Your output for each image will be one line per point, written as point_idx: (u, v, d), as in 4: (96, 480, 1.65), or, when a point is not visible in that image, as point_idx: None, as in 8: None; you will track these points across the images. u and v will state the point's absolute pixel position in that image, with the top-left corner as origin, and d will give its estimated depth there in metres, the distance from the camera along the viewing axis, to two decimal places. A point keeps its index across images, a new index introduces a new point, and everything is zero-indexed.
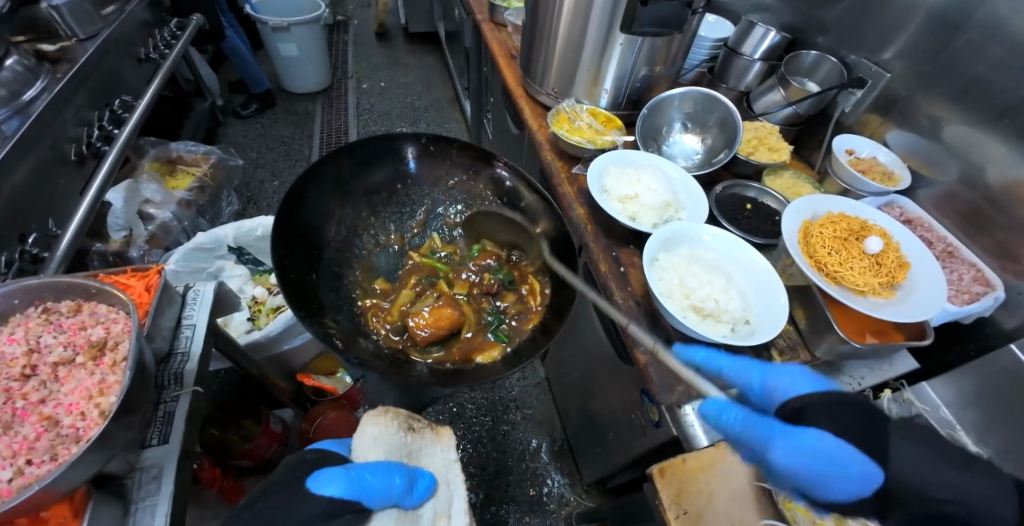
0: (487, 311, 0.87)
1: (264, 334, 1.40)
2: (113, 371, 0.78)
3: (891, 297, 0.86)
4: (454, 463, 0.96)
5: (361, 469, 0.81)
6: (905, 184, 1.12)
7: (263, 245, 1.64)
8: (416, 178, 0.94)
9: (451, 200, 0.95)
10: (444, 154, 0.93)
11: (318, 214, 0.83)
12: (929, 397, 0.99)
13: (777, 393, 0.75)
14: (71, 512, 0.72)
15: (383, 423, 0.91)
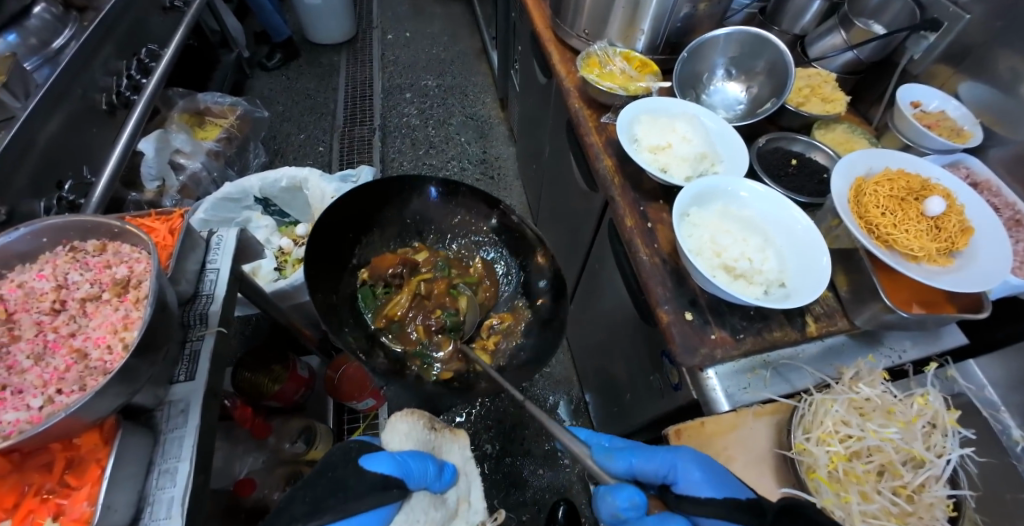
0: (444, 331, 1.00)
1: (289, 283, 1.41)
2: (136, 308, 0.80)
3: (948, 264, 0.78)
4: (471, 458, 1.10)
5: (405, 456, 0.89)
6: (976, 142, 1.00)
7: (287, 197, 1.63)
8: (435, 211, 1.07)
9: (460, 235, 1.08)
10: (457, 191, 1.05)
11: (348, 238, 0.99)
12: (974, 376, 0.95)
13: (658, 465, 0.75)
14: (101, 439, 0.76)
15: (412, 422, 0.99)
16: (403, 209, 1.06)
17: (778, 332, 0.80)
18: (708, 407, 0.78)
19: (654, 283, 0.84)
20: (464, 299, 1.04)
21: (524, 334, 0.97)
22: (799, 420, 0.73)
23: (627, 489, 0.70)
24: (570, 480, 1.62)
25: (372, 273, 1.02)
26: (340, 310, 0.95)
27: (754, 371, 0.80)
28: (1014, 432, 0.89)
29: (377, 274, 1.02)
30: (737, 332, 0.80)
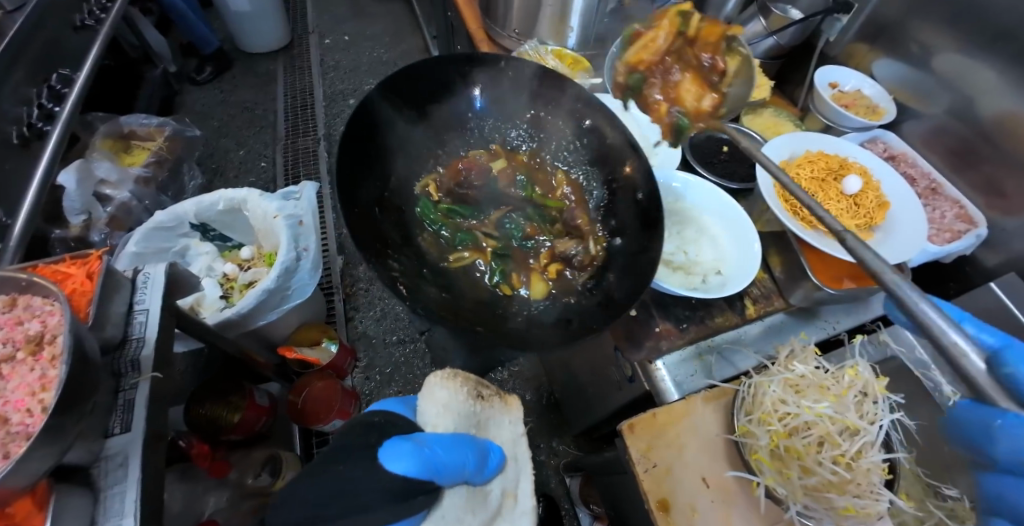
0: (512, 259, 0.88)
1: (235, 313, 1.32)
2: (53, 366, 0.76)
3: (868, 239, 0.82)
4: (521, 437, 0.93)
5: (434, 445, 0.70)
6: (890, 118, 1.05)
7: (228, 220, 1.56)
8: (487, 113, 0.94)
9: (520, 137, 0.97)
10: (525, 81, 0.92)
11: (391, 140, 0.85)
12: (907, 339, 0.99)
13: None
14: (35, 506, 0.70)
15: (453, 390, 0.81)
16: (457, 111, 0.93)
17: (720, 318, 0.84)
18: (659, 396, 0.81)
19: None
20: (724, 72, 0.87)
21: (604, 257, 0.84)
22: (742, 402, 0.77)
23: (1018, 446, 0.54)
24: (548, 475, 1.64)
25: (437, 183, 0.91)
26: (389, 227, 0.80)
27: (699, 358, 0.82)
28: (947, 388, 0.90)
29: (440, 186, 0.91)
30: (681, 322, 0.83)
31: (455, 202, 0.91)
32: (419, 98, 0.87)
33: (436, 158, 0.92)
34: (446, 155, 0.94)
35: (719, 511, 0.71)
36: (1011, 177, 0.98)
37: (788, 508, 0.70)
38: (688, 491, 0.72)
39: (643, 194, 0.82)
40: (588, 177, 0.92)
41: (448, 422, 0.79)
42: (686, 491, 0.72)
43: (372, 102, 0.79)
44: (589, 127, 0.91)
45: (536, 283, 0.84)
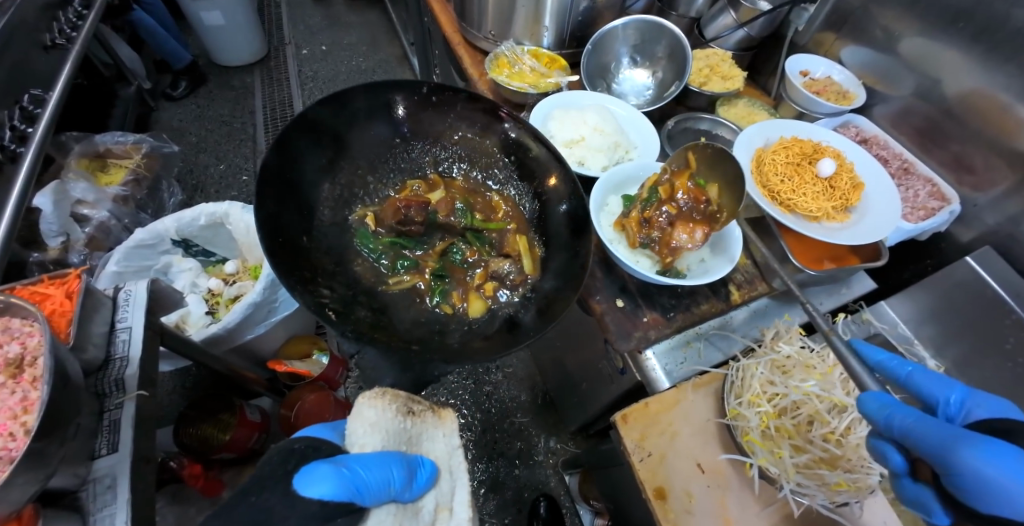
0: (451, 282, 0.88)
1: (223, 327, 1.30)
2: (35, 387, 0.75)
3: (845, 220, 0.85)
4: (457, 449, 0.85)
5: (354, 465, 0.69)
6: (859, 102, 1.08)
7: (209, 235, 1.54)
8: (416, 131, 0.93)
9: (452, 157, 0.97)
10: (452, 104, 0.92)
11: (313, 169, 0.83)
12: (886, 316, 1.00)
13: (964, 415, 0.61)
14: None
15: (380, 408, 0.75)
16: (387, 137, 0.92)
17: (705, 305, 0.85)
18: (651, 386, 0.82)
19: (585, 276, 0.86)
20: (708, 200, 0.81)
21: (544, 265, 0.85)
22: (731, 386, 0.77)
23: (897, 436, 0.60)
24: (546, 475, 1.64)
25: (373, 214, 0.90)
26: (318, 254, 0.79)
27: (688, 345, 0.84)
28: (930, 362, 0.94)
29: (375, 216, 0.90)
30: (668, 311, 0.83)
31: (393, 232, 0.89)
32: (340, 130, 0.86)
33: (368, 189, 0.91)
34: (379, 184, 0.93)
35: (715, 496, 0.72)
36: (979, 153, 1.01)
37: (781, 487, 0.70)
38: (682, 477, 0.73)
39: (568, 204, 0.85)
40: (520, 192, 0.93)
41: (375, 440, 0.75)
42: (681, 478, 0.73)
43: (293, 129, 0.79)
44: (514, 141, 0.92)
45: (475, 301, 0.84)
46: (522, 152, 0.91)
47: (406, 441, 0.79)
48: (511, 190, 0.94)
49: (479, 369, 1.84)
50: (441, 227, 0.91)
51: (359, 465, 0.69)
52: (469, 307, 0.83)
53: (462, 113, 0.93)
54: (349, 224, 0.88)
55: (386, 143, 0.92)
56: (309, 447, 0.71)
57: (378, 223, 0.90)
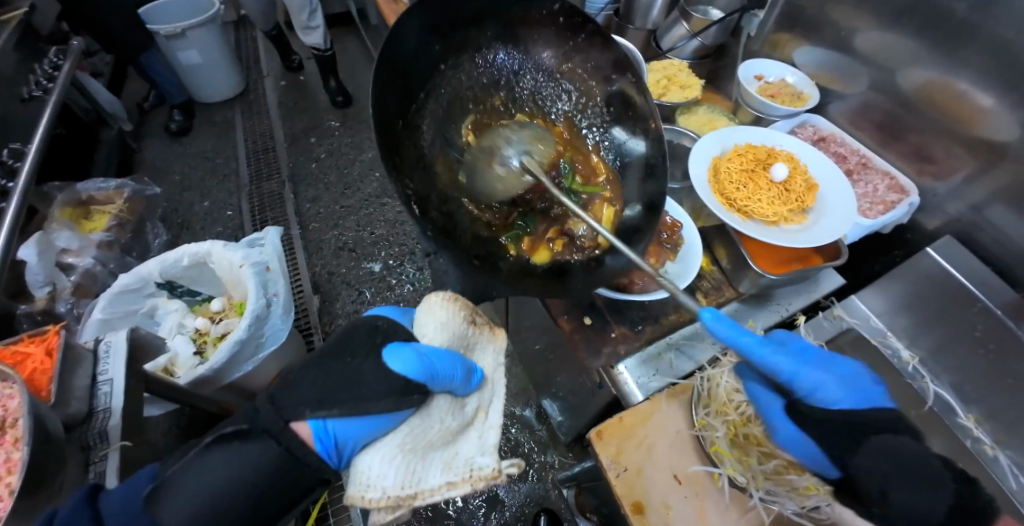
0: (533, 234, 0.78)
1: (210, 368, 1.29)
2: (17, 448, 0.76)
3: (803, 222, 0.86)
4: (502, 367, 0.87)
5: (431, 352, 0.71)
6: (813, 102, 1.10)
7: (194, 274, 1.55)
8: (523, 49, 0.80)
9: (562, 91, 0.82)
10: (575, 33, 0.78)
11: (417, 51, 0.70)
12: (858, 309, 1.01)
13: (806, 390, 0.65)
14: None
15: (452, 311, 0.78)
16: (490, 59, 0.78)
17: (674, 316, 0.87)
18: (626, 401, 0.83)
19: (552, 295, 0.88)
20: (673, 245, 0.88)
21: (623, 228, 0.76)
22: (700, 396, 0.80)
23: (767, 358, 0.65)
24: (546, 488, 1.64)
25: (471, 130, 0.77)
26: (404, 142, 0.67)
27: (660, 357, 0.84)
28: (903, 353, 0.96)
29: (476, 121, 0.78)
30: (637, 325, 0.85)
31: (471, 157, 0.76)
32: (459, 21, 0.73)
33: (481, 91, 0.78)
34: (504, 99, 0.79)
35: (694, 505, 0.72)
36: (937, 143, 1.02)
37: (750, 496, 0.72)
38: (659, 488, 0.73)
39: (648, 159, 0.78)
40: (613, 144, 0.81)
41: (434, 332, 0.77)
42: (658, 487, 0.73)
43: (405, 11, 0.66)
44: (617, 94, 0.79)
45: (541, 251, 0.77)
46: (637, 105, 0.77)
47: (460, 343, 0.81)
48: (613, 143, 0.81)
49: None
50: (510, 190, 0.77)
51: (424, 351, 0.70)
52: (534, 253, 0.77)
53: (581, 49, 0.80)
54: (453, 120, 0.75)
55: (506, 60, 0.79)
56: (392, 324, 0.74)
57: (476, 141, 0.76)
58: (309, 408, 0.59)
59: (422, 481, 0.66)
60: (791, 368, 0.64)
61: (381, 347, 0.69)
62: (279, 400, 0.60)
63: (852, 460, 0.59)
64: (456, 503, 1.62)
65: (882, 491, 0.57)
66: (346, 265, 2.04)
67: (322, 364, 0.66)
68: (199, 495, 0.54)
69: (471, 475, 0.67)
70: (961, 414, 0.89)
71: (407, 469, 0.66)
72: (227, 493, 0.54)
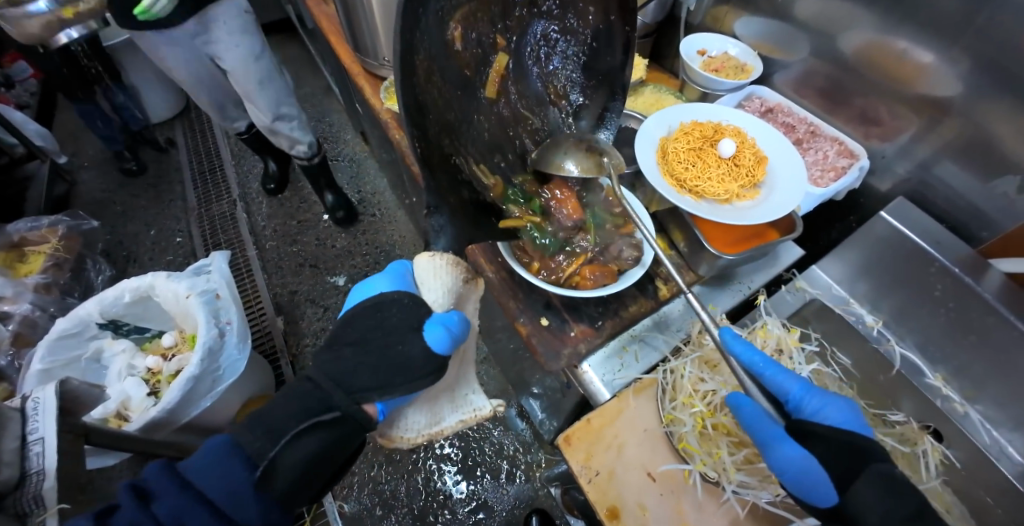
0: (495, 164, 0.79)
1: (161, 409, 1.20)
2: None
3: (755, 197, 0.84)
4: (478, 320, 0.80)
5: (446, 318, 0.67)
6: (757, 73, 1.08)
7: (139, 310, 1.44)
8: None
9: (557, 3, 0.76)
10: None
11: None
12: (820, 279, 1.03)
13: (811, 414, 0.63)
14: None
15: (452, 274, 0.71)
16: None
17: (635, 307, 0.84)
18: (593, 399, 0.81)
19: (507, 298, 0.84)
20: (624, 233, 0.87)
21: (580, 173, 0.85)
22: (665, 390, 0.78)
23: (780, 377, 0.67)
24: (534, 488, 1.61)
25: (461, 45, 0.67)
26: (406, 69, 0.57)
27: (624, 351, 0.83)
28: (867, 318, 0.98)
29: (468, 14, 0.66)
30: (597, 321, 0.82)
31: (458, 76, 0.69)
32: None
33: None
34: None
35: (669, 504, 0.70)
36: (882, 104, 1.02)
37: (724, 489, 0.70)
38: (634, 490, 0.70)
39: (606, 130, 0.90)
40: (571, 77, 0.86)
41: (441, 296, 0.69)
42: (632, 489, 0.70)
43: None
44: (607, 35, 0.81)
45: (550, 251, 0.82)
46: (615, 48, 0.83)
47: (464, 299, 0.74)
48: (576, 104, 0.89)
49: None
50: (477, 110, 0.74)
51: (440, 319, 0.66)
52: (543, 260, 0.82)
53: None
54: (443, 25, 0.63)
55: None
56: (410, 298, 0.68)
57: (456, 46, 0.67)
58: (375, 391, 0.62)
59: (439, 420, 0.75)
60: (799, 387, 0.66)
61: (416, 327, 0.66)
62: (346, 386, 0.63)
63: (850, 483, 0.55)
64: (445, 515, 1.58)
65: (876, 514, 0.52)
66: (308, 282, 1.96)
67: (360, 349, 0.65)
68: (306, 467, 0.61)
69: (477, 411, 0.76)
70: (929, 375, 0.91)
71: (426, 413, 0.75)
72: (324, 460, 0.63)
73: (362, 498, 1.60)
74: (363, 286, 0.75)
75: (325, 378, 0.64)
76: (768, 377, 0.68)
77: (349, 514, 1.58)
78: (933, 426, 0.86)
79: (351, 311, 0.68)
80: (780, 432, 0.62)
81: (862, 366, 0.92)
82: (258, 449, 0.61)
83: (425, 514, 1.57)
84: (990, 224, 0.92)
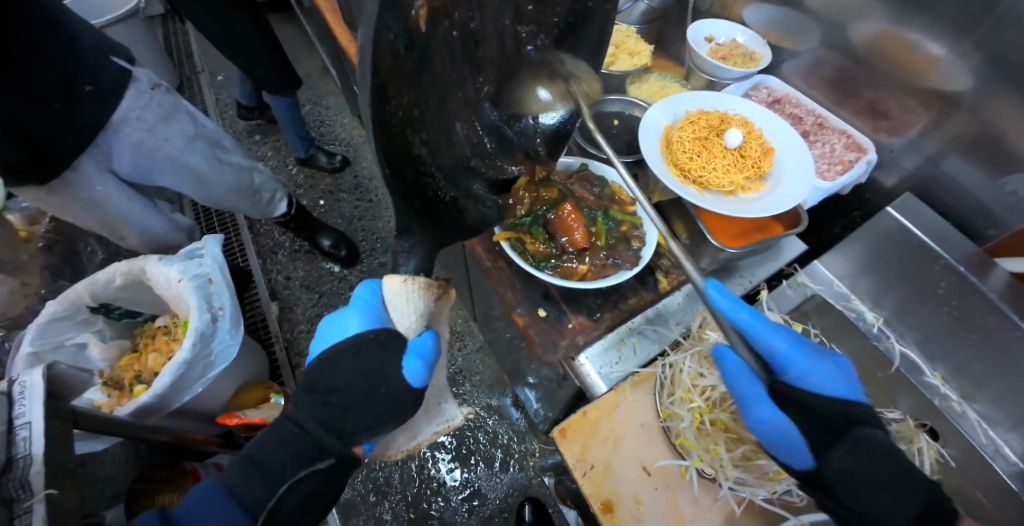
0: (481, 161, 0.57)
1: (152, 395, 1.18)
2: None
3: (761, 189, 0.83)
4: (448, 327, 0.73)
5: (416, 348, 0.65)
6: (765, 63, 1.06)
7: (131, 294, 1.42)
8: None
9: None
10: None
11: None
12: (822, 274, 1.01)
13: (800, 375, 0.64)
14: None
15: (418, 303, 0.61)
16: None
17: (634, 300, 0.82)
18: (589, 392, 0.80)
19: (503, 288, 0.82)
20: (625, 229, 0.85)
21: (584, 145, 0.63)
22: (663, 384, 0.77)
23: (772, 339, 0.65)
24: (528, 477, 1.61)
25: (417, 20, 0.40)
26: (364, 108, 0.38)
27: (622, 343, 0.81)
28: (868, 315, 0.96)
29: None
30: (595, 313, 0.80)
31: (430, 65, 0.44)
32: None
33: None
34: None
35: (664, 497, 0.69)
36: (891, 98, 1.00)
37: (721, 485, 0.70)
38: (629, 484, 0.69)
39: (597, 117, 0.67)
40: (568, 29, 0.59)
41: (412, 323, 0.64)
42: (625, 481, 0.70)
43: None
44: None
45: (552, 253, 0.82)
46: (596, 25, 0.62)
47: (440, 314, 0.69)
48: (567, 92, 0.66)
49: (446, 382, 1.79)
50: (457, 108, 0.50)
51: (417, 347, 0.65)
52: (561, 262, 0.82)
53: None
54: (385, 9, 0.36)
55: None
56: (385, 332, 0.65)
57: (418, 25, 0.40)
58: (366, 433, 0.63)
59: (416, 433, 0.77)
60: (787, 349, 0.65)
61: (395, 360, 0.64)
62: (337, 430, 0.64)
63: (830, 450, 0.59)
64: (438, 503, 1.58)
65: (848, 477, 0.57)
66: (304, 267, 1.93)
67: (343, 393, 0.63)
68: (306, 503, 0.66)
69: (449, 423, 0.78)
70: (928, 373, 0.90)
71: (404, 431, 0.76)
72: (324, 492, 0.67)
73: (355, 485, 1.60)
74: (333, 323, 0.69)
75: (316, 425, 0.64)
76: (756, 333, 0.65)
77: (342, 500, 1.58)
78: (929, 425, 0.85)
79: (327, 356, 0.64)
80: (760, 394, 0.65)
81: (862, 365, 0.92)
82: (255, 499, 0.64)
83: (419, 501, 1.58)
84: (998, 222, 0.90)
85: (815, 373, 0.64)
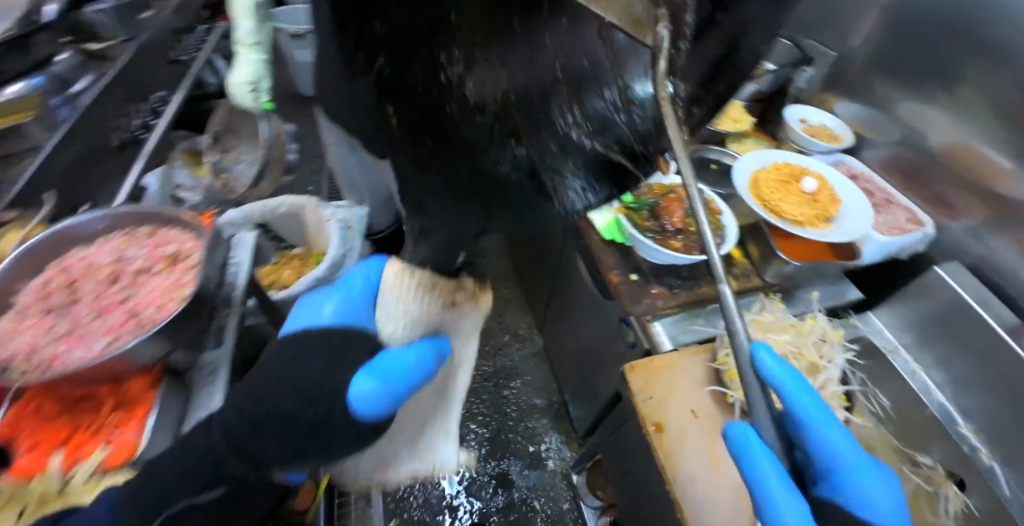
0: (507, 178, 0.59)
1: (290, 293, 1.47)
2: (186, 274, 0.77)
3: (826, 227, 1.03)
4: (476, 335, 0.81)
5: (406, 374, 0.67)
6: (848, 145, 1.28)
7: (285, 221, 1.76)
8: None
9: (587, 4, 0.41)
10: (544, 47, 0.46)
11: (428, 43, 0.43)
12: (873, 325, 1.16)
13: (848, 498, 0.63)
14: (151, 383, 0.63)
15: (403, 294, 0.72)
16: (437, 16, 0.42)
17: (706, 288, 1.02)
18: (655, 347, 0.98)
19: (606, 254, 1.05)
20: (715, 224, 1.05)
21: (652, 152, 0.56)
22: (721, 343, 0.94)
23: (840, 439, 0.66)
24: (555, 478, 1.72)
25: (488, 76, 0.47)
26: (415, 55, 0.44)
27: (689, 320, 1.01)
28: (911, 365, 1.09)
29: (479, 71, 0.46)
30: (673, 287, 1.01)
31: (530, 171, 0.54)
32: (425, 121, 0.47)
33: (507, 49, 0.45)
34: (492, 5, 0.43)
35: (707, 435, 0.86)
36: (956, 193, 1.18)
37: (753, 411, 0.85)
38: (678, 417, 0.87)
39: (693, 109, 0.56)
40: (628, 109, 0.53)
41: (397, 324, 0.73)
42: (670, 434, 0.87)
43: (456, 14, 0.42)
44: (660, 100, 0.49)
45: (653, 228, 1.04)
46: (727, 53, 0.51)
47: (456, 323, 0.78)
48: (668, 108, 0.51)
49: (500, 374, 1.97)
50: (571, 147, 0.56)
51: (408, 372, 0.67)
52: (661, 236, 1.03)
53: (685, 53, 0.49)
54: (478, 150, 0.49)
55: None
56: (355, 332, 0.70)
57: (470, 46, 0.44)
58: (281, 466, 0.62)
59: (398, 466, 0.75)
60: (850, 464, 0.65)
61: (359, 363, 0.67)
62: (244, 454, 0.60)
63: None
64: (469, 475, 1.72)
65: None
66: None
67: (283, 390, 0.61)
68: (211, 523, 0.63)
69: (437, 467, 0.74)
70: (963, 425, 1.00)
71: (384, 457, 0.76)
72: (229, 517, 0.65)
73: None
74: (301, 308, 0.78)
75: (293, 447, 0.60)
76: (812, 430, 0.66)
77: None
78: (959, 475, 0.95)
79: (328, 329, 0.69)
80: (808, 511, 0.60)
81: (900, 410, 1.04)
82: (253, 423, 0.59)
83: None
84: None
85: (872, 498, 0.63)
